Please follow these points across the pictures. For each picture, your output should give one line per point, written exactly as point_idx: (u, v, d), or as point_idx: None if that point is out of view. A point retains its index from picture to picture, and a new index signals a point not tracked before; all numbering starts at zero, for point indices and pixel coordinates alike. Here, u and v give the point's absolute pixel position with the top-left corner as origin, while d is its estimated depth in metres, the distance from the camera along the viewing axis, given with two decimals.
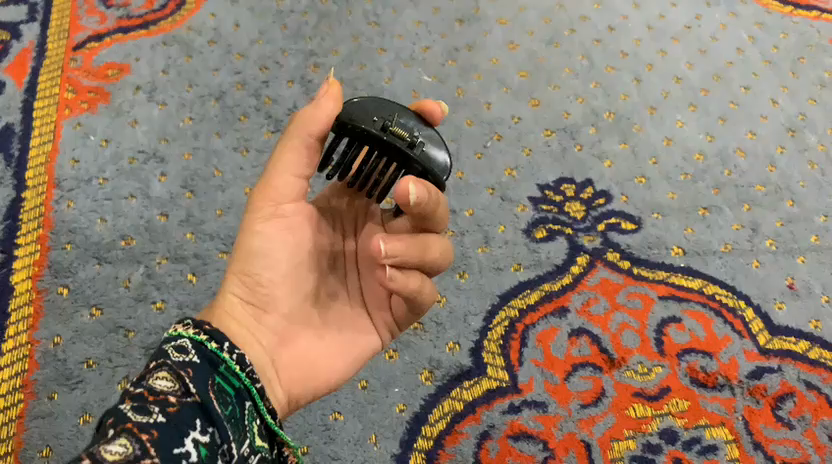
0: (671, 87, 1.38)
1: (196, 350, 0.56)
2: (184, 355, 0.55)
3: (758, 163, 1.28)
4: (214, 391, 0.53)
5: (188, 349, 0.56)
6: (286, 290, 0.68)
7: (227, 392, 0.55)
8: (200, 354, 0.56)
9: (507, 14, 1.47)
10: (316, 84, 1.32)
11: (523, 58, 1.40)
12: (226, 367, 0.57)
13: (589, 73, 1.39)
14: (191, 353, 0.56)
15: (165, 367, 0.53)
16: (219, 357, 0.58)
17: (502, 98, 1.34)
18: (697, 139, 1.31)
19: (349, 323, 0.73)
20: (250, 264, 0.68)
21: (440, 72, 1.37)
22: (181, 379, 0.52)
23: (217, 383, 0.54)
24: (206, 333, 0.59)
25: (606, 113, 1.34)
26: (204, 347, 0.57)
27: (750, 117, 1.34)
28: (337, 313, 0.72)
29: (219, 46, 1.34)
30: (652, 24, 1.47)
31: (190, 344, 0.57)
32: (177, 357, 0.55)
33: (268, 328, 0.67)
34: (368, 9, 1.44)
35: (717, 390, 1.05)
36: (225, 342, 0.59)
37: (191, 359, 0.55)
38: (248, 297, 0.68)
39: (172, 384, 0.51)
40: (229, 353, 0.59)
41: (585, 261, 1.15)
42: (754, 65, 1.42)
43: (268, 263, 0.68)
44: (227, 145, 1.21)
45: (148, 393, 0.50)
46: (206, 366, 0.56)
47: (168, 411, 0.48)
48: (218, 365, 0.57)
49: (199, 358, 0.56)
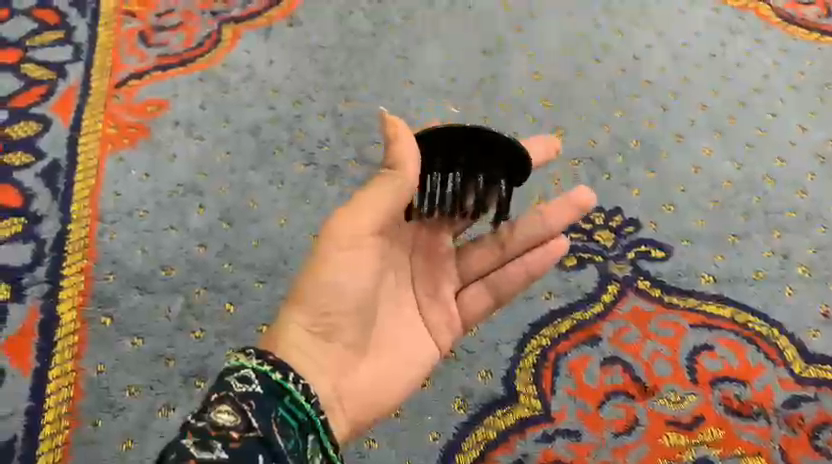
0: (697, 115, 1.39)
1: (259, 380, 0.62)
2: (249, 387, 0.61)
3: (788, 190, 1.29)
4: (276, 424, 0.59)
5: (252, 379, 0.62)
6: (350, 324, 0.77)
7: (290, 425, 0.61)
8: (263, 384, 0.62)
9: (533, 46, 1.49)
10: (347, 117, 1.35)
11: (549, 88, 1.43)
12: (290, 397, 0.63)
13: (614, 102, 1.41)
14: (255, 383, 0.62)
15: (229, 401, 0.59)
16: (283, 387, 0.63)
17: (529, 129, 1.37)
18: (725, 167, 1.32)
19: (400, 350, 0.82)
20: (321, 298, 0.75)
21: (467, 104, 1.40)
22: (242, 414, 0.58)
23: (279, 416, 0.60)
24: (269, 364, 0.64)
25: (633, 141, 1.35)
26: (267, 377, 0.63)
27: (778, 144, 1.35)
28: (390, 341, 0.81)
29: (253, 82, 1.38)
30: (677, 53, 1.49)
31: (253, 374, 0.63)
32: (240, 388, 0.61)
33: (331, 359, 0.75)
34: (396, 43, 1.48)
35: (752, 419, 1.04)
36: (289, 373, 0.64)
37: (254, 390, 0.61)
38: (313, 328, 0.75)
39: (234, 418, 0.58)
40: (294, 383, 0.64)
41: (616, 289, 1.16)
42: (781, 92, 1.43)
43: (335, 298, 0.75)
44: (262, 178, 1.24)
45: (211, 429, 0.56)
46: (269, 398, 0.61)
47: (229, 448, 0.55)
48: (281, 396, 0.62)
49: (262, 389, 0.61)
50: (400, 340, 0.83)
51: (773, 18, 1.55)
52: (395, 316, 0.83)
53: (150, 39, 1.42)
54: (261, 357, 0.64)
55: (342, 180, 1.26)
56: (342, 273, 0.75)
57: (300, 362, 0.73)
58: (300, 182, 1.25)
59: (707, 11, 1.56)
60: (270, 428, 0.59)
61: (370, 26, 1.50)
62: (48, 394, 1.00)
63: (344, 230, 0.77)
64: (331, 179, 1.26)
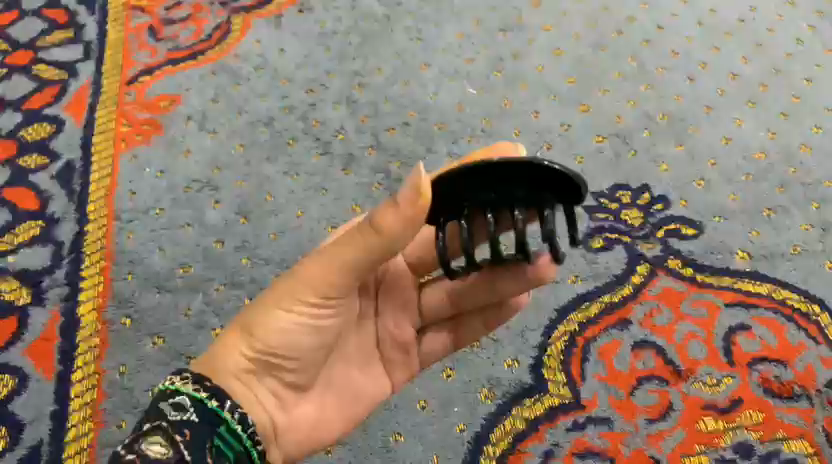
0: (726, 85, 1.35)
1: (194, 408, 0.64)
2: (182, 414, 0.62)
3: (826, 160, 1.25)
4: (210, 455, 0.61)
5: (187, 406, 0.63)
6: (298, 367, 0.72)
7: (224, 454, 0.63)
8: (198, 411, 0.64)
9: (552, 20, 1.45)
10: (362, 104, 1.33)
11: (570, 64, 1.38)
12: (225, 427, 0.65)
13: (639, 75, 1.36)
14: (190, 411, 0.63)
15: (161, 431, 0.60)
16: (219, 415, 0.65)
17: (550, 106, 1.33)
18: (760, 138, 1.28)
19: (356, 384, 0.80)
20: (270, 340, 0.69)
21: (485, 84, 1.36)
22: (174, 445, 0.59)
23: (213, 446, 0.62)
24: (205, 391, 0.65)
25: (660, 115, 1.31)
26: (203, 404, 0.64)
27: (814, 111, 1.31)
28: (344, 375, 0.79)
29: (265, 72, 1.36)
30: (703, 20, 1.44)
31: (189, 400, 0.64)
32: (173, 417, 0.62)
33: (272, 393, 0.73)
34: (410, 24, 1.44)
35: (794, 400, 1.00)
36: (226, 401, 0.66)
37: (188, 418, 0.62)
38: (258, 365, 0.71)
39: (165, 451, 0.59)
40: (231, 411, 0.66)
41: (646, 270, 1.11)
42: (816, 56, 1.39)
43: (284, 341, 0.70)
44: (278, 169, 1.22)
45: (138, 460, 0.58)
46: (205, 426, 0.63)
47: None
48: (217, 425, 0.64)
49: (197, 418, 0.63)
50: (357, 374, 0.80)
51: None
52: (357, 351, 0.80)
53: (160, 33, 1.40)
54: (199, 384, 0.66)
55: (359, 169, 1.23)
56: (297, 326, 0.69)
57: (234, 393, 0.70)
58: (317, 173, 1.22)
59: None
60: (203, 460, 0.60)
61: (384, 8, 1.47)
62: (71, 397, 0.99)
63: (313, 284, 0.67)
64: (348, 168, 1.23)
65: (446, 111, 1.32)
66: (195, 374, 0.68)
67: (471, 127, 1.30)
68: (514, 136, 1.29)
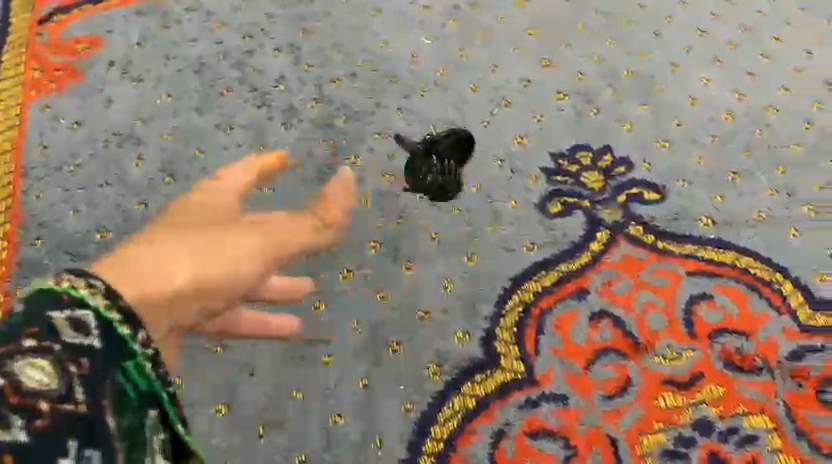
0: (693, 42, 1.27)
1: (99, 330, 0.54)
2: (83, 336, 0.53)
3: (793, 121, 1.19)
4: (106, 395, 0.53)
5: (90, 327, 0.54)
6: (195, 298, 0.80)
7: (123, 395, 0.54)
8: (103, 335, 0.54)
9: None
10: (305, 51, 1.21)
11: (531, 13, 1.29)
12: (132, 362, 0.55)
13: (604, 28, 1.28)
14: (92, 334, 0.54)
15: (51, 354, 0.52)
16: (125, 346, 0.55)
17: (509, 60, 1.24)
18: (727, 98, 1.21)
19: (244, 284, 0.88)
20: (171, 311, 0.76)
21: (439, 33, 1.26)
22: (64, 376, 0.51)
23: (113, 383, 0.53)
24: (116, 312, 0.56)
25: (624, 72, 1.23)
26: (111, 329, 0.55)
27: (783, 71, 1.25)
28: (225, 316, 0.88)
29: (198, 14, 1.23)
30: None
31: (95, 320, 0.54)
32: (70, 340, 0.53)
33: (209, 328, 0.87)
34: None
35: (755, 374, 0.95)
36: (137, 331, 0.56)
37: (89, 345, 0.53)
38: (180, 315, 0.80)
39: (49, 379, 0.51)
40: (138, 343, 0.56)
41: (605, 237, 1.05)
42: (787, 12, 1.31)
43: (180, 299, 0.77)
44: (210, 122, 1.11)
45: (14, 392, 0.50)
46: (107, 354, 0.54)
47: (29, 429, 0.49)
48: (121, 358, 0.55)
49: (99, 344, 0.53)
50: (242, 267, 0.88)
51: None
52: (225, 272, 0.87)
53: None
54: (108, 298, 0.56)
55: (300, 123, 1.13)
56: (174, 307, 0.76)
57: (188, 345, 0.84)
58: (253, 127, 1.12)
59: None
60: (97, 401, 0.52)
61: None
62: None
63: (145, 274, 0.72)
64: (288, 122, 1.13)
65: (397, 63, 1.22)
66: (94, 282, 0.56)
67: (424, 80, 1.20)
68: (469, 91, 1.20)
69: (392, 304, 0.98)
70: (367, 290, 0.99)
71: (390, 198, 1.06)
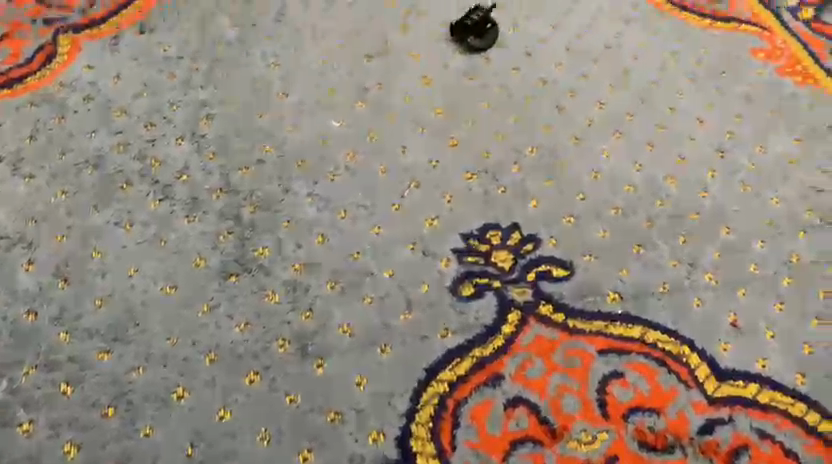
0: (594, 114, 1.34)
1: None
2: None
3: (690, 190, 1.25)
4: None
5: None
6: None
7: None
8: None
9: (418, 46, 1.39)
10: (210, 139, 1.19)
11: (437, 93, 1.33)
12: None
13: (508, 105, 1.33)
14: None
15: None
16: None
17: (418, 141, 1.25)
18: (627, 170, 1.26)
19: None
20: None
21: (348, 115, 1.26)
22: None
23: None
24: None
25: (528, 148, 1.27)
26: None
27: (679, 139, 1.32)
28: None
29: (97, 103, 1.20)
30: (571, 47, 1.45)
31: None
32: None
33: None
34: (267, 49, 1.33)
35: (668, 452, 0.97)
36: None
37: None
38: None
39: None
40: None
41: (517, 318, 1.05)
42: (678, 83, 1.42)
43: None
44: (108, 220, 1.08)
45: None
46: None
47: None
48: None
49: None
50: None
51: (665, 6, 1.57)
52: None
53: None
54: None
55: (205, 215, 1.10)
56: None
57: None
58: (154, 221, 1.08)
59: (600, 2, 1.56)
60: None
61: (238, 31, 1.35)
62: None
63: None
64: (191, 215, 1.10)
65: (304, 146, 1.21)
66: None
67: (333, 163, 1.20)
68: (379, 173, 1.20)
69: (303, 409, 0.95)
70: (275, 395, 0.96)
71: (301, 290, 1.04)
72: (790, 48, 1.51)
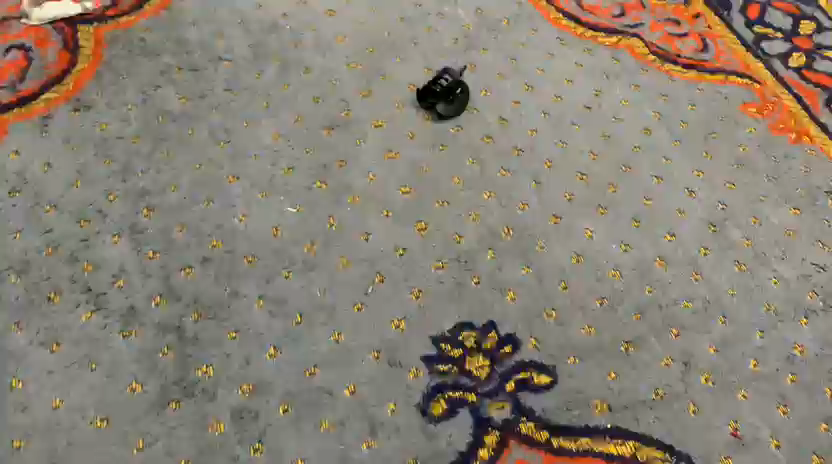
0: (574, 187, 1.25)
1: None
2: None
3: (682, 273, 1.15)
4: None
5: None
6: None
7: None
8: None
9: (382, 114, 1.30)
10: (150, 235, 1.07)
11: (403, 169, 1.23)
12: None
13: (480, 182, 1.23)
14: None
15: None
16: None
17: (383, 226, 1.15)
18: (613, 252, 1.16)
19: None
20: None
21: (306, 200, 1.16)
22: None
23: None
24: None
25: (503, 230, 1.17)
26: None
27: (667, 214, 1.23)
28: None
29: (24, 197, 1.08)
30: (548, 109, 1.36)
31: None
32: None
33: None
34: (216, 123, 1.23)
35: None
36: None
37: None
38: None
39: None
40: None
41: (494, 439, 0.95)
42: (664, 148, 1.33)
43: None
44: (31, 340, 0.96)
45: None
46: None
47: None
48: None
49: None
50: None
51: (648, 56, 1.50)
52: None
53: None
54: None
55: (143, 328, 0.99)
56: None
57: None
58: (85, 339, 0.97)
59: (578, 56, 1.47)
60: None
61: (183, 102, 1.24)
62: None
63: None
64: (127, 328, 0.98)
65: (256, 239, 1.09)
66: None
67: (289, 258, 1.08)
68: (339, 266, 1.08)
69: None
70: None
71: (250, 418, 0.94)
72: (780, 101, 1.45)
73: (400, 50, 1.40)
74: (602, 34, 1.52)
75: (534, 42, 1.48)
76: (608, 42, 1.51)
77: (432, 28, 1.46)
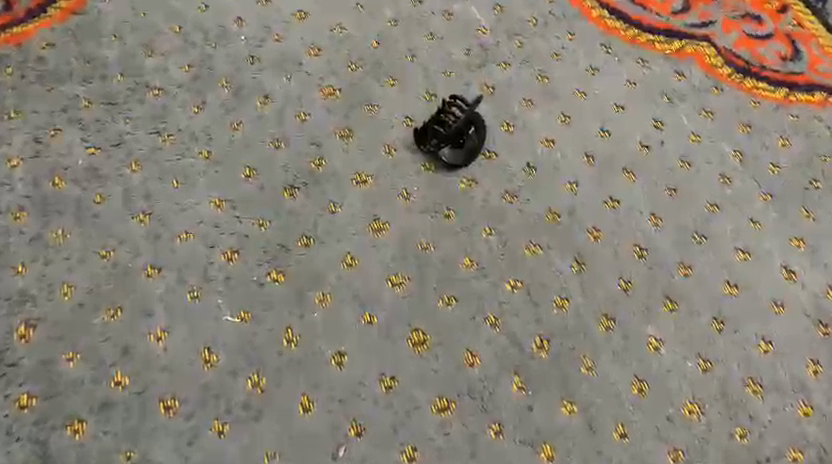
0: (631, 268, 0.91)
1: None
2: None
3: (785, 403, 0.84)
4: None
5: None
6: None
7: None
8: None
9: (368, 164, 0.96)
10: (27, 369, 0.75)
11: (393, 247, 0.89)
12: None
13: (500, 265, 0.89)
14: None
15: None
16: None
17: (365, 343, 0.81)
18: (689, 371, 0.84)
19: None
20: None
21: (258, 300, 0.82)
22: None
23: None
24: None
25: (535, 342, 0.84)
26: None
27: (758, 306, 0.90)
28: None
29: None
30: (591, 149, 1.01)
31: None
32: None
33: None
34: (135, 185, 0.89)
35: None
36: None
37: None
38: None
39: None
40: None
41: None
42: (750, 203, 0.99)
43: None
44: None
45: None
46: None
47: None
48: None
49: None
50: None
51: (722, 69, 1.12)
52: None
53: None
54: None
55: None
56: None
57: None
58: None
59: (630, 70, 1.10)
60: None
61: (91, 153, 0.91)
62: None
63: None
64: None
65: (181, 370, 0.77)
66: None
67: (227, 401, 0.75)
68: (299, 412, 0.76)
69: None
70: None
71: None
72: None
73: (392, 68, 1.06)
74: (660, 39, 1.14)
75: (572, 51, 1.11)
76: (667, 48, 1.13)
77: (435, 34, 1.11)
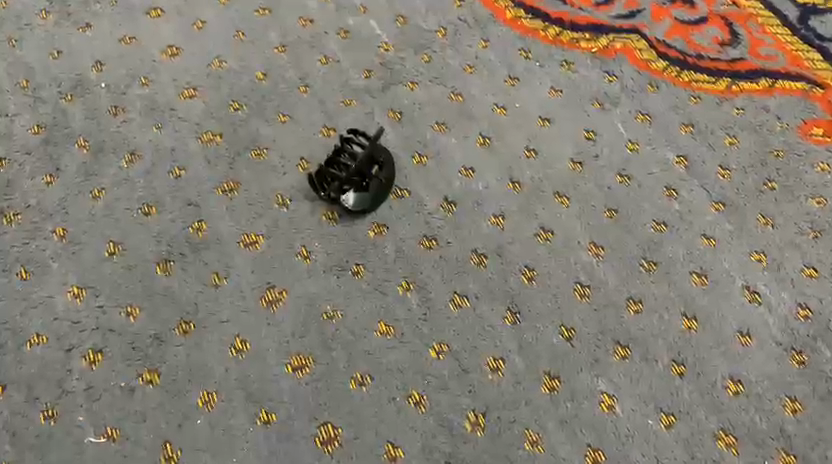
0: (573, 313, 0.78)
1: None
2: None
3: (762, 455, 0.72)
4: None
5: None
6: None
7: None
8: None
9: (258, 221, 0.81)
10: None
11: (293, 323, 0.75)
12: None
13: (421, 328, 0.76)
14: None
15: None
16: None
17: (262, 450, 0.68)
18: (651, 433, 0.73)
19: None
20: None
21: (130, 413, 0.69)
22: None
23: None
24: None
25: (469, 419, 0.71)
26: None
27: (721, 340, 0.78)
28: None
29: None
30: (516, 174, 0.88)
31: None
32: None
33: None
34: None
35: None
36: None
37: None
38: None
39: None
40: None
41: None
42: (701, 217, 0.86)
43: None
44: None
45: None
46: None
47: None
48: None
49: None
50: None
51: (656, 63, 1.00)
52: None
53: None
54: None
55: None
56: None
57: None
58: None
59: (554, 75, 0.97)
60: None
61: None
62: None
63: None
64: None
65: None
66: None
67: None
68: None
69: None
70: None
71: None
72: None
73: (281, 102, 0.91)
74: (584, 37, 1.01)
75: (487, 61, 0.98)
76: (594, 46, 1.00)
77: (330, 58, 0.95)
